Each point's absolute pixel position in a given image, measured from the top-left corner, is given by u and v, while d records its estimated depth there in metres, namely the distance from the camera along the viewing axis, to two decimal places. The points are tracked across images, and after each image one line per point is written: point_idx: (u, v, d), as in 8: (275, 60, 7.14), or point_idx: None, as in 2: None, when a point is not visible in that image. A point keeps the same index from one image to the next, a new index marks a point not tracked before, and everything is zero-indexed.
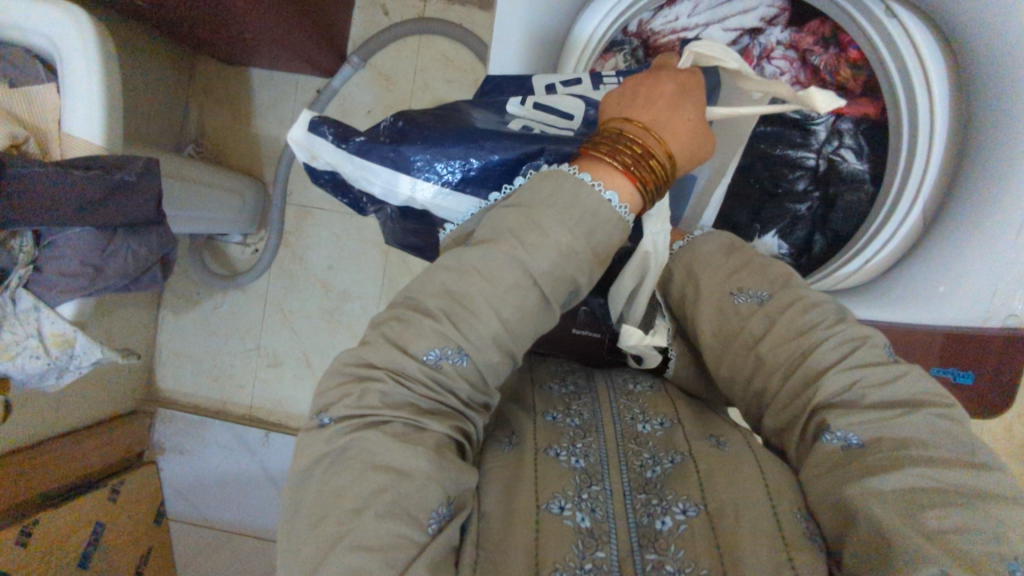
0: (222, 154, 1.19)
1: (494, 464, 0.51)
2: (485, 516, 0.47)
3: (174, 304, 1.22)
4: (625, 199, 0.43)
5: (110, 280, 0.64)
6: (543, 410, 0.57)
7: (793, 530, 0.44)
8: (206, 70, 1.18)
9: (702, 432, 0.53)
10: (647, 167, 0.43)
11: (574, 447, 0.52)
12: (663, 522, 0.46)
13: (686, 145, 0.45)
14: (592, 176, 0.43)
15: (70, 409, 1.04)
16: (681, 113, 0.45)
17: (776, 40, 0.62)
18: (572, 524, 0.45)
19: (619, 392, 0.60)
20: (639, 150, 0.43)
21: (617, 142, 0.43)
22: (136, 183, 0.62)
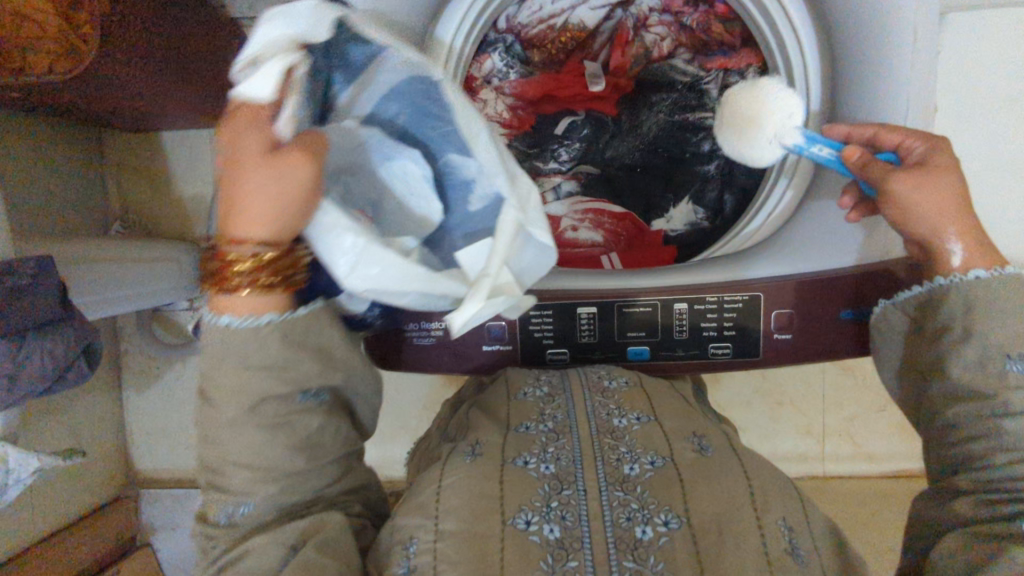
0: (151, 223, 1.17)
1: (456, 476, 0.52)
2: (443, 533, 0.48)
3: (135, 382, 1.20)
4: (246, 311, 0.44)
5: (30, 387, 0.62)
6: (517, 420, 0.59)
7: (775, 540, 0.47)
8: (115, 143, 1.15)
9: (682, 431, 0.57)
10: (225, 280, 0.43)
11: (545, 453, 0.54)
12: (643, 530, 0.47)
13: (252, 222, 0.42)
14: (217, 312, 0.44)
15: (47, 509, 1.02)
16: (238, 185, 0.41)
17: (648, 7, 0.62)
18: (539, 539, 0.47)
19: (593, 388, 0.61)
20: (219, 269, 0.43)
21: (208, 272, 0.44)
22: (33, 285, 0.60)
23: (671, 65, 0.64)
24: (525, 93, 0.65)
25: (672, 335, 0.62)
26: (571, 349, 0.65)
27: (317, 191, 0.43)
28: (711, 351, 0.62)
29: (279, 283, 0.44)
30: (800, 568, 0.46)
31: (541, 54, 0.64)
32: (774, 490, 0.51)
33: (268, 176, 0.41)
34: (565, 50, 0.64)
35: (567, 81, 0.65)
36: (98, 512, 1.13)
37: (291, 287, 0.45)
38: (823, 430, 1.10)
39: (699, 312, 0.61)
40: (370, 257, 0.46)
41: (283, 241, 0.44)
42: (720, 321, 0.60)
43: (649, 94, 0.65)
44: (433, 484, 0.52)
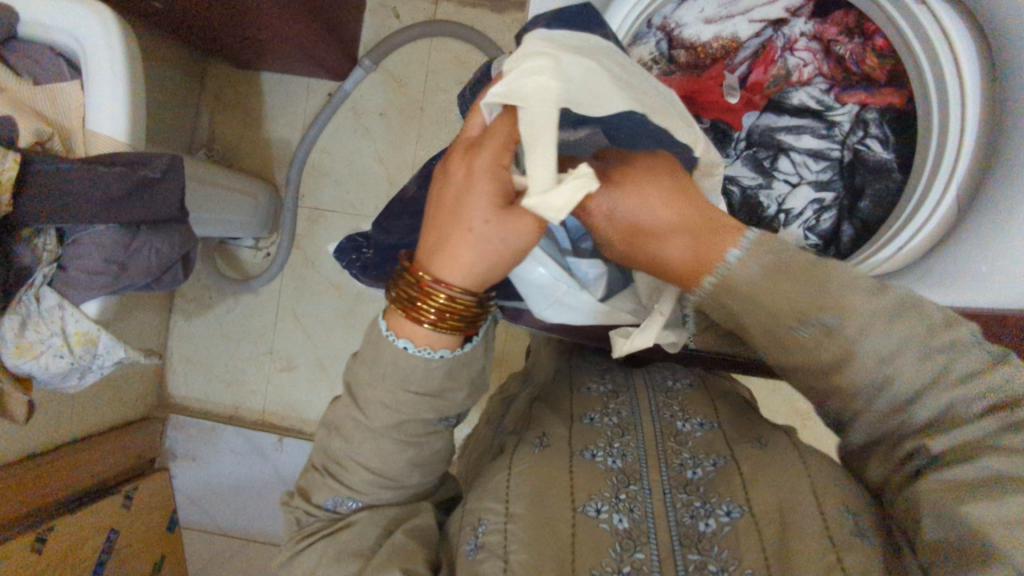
0: (235, 157, 1.19)
1: (524, 464, 0.53)
2: (513, 516, 0.49)
3: (185, 308, 1.21)
4: (424, 341, 0.45)
5: (133, 279, 0.64)
6: (581, 414, 0.59)
7: (839, 524, 0.45)
8: (217, 72, 1.18)
9: (745, 435, 0.55)
10: (416, 308, 0.43)
11: (611, 447, 0.54)
12: (706, 524, 0.48)
13: (471, 266, 0.41)
14: (397, 329, 0.45)
15: (84, 414, 1.03)
16: (461, 227, 0.40)
17: (800, 31, 0.63)
18: (609, 527, 0.48)
19: (658, 390, 0.62)
20: (415, 296, 0.43)
21: (403, 293, 0.44)
22: (160, 181, 0.62)
23: (802, 89, 0.65)
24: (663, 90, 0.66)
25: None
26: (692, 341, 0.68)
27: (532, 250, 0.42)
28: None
29: (462, 326, 0.44)
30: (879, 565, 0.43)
31: (688, 56, 0.65)
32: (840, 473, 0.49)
33: (497, 234, 0.40)
34: (712, 57, 0.65)
35: (707, 85, 0.65)
36: (125, 427, 1.13)
37: (473, 328, 0.45)
38: None
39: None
40: (563, 302, 0.50)
41: (485, 286, 0.43)
42: None
43: (765, 115, 0.67)
44: (503, 471, 0.53)
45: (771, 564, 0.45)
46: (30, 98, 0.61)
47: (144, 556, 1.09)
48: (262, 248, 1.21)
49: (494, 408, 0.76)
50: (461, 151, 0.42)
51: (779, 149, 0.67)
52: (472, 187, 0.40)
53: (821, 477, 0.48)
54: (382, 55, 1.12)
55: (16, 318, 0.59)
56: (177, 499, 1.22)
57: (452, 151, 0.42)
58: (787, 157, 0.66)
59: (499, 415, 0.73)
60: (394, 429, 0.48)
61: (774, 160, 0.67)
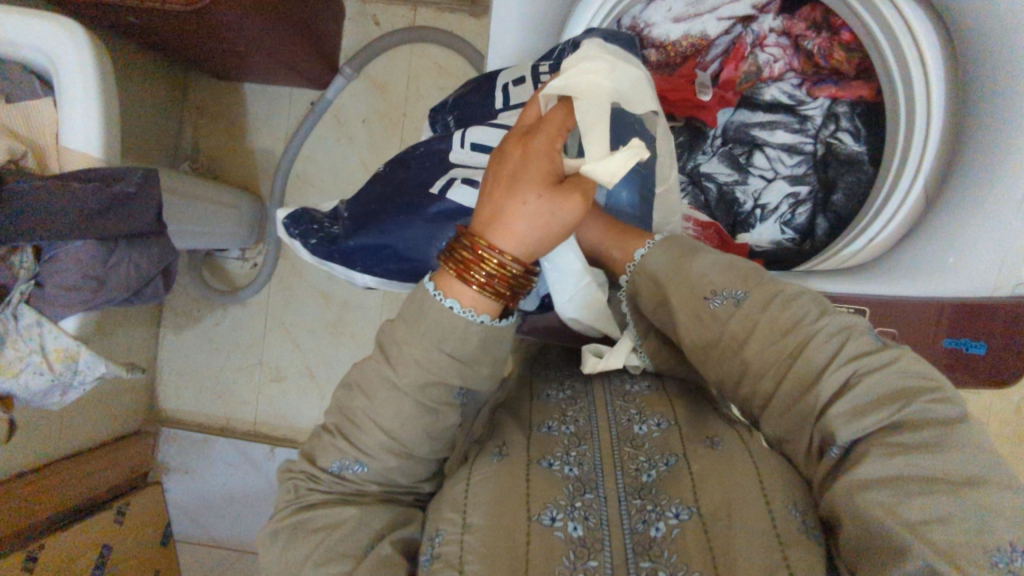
0: (219, 169, 1.19)
1: (480, 475, 0.52)
2: (470, 527, 0.48)
3: (174, 321, 1.21)
4: (470, 303, 0.45)
5: (112, 294, 0.64)
6: (539, 422, 0.58)
7: (787, 521, 0.45)
8: (199, 85, 1.18)
9: (699, 434, 0.54)
10: (467, 269, 0.44)
11: (568, 456, 0.54)
12: (657, 528, 0.48)
13: (528, 234, 0.43)
14: (443, 290, 0.45)
15: (75, 430, 1.03)
16: (519, 197, 0.42)
17: (769, 27, 0.63)
18: (563, 536, 0.47)
19: (617, 394, 0.62)
20: (469, 256, 0.43)
21: (455, 254, 0.44)
22: (136, 195, 0.62)
23: (773, 84, 0.65)
24: None
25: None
26: None
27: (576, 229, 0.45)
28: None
29: (511, 294, 0.44)
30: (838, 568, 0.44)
31: (659, 54, 0.65)
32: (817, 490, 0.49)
33: (552, 207, 0.42)
34: (682, 55, 0.66)
35: (678, 84, 0.65)
36: (117, 441, 1.13)
37: (518, 298, 0.46)
38: None
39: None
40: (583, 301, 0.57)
41: (535, 257, 0.44)
42: None
43: (738, 112, 0.67)
44: (461, 482, 0.52)
45: (719, 564, 0.44)
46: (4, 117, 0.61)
47: (139, 571, 1.09)
48: (249, 259, 1.21)
49: None
50: (518, 135, 0.45)
51: (754, 145, 0.67)
52: (532, 161, 0.43)
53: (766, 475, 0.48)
54: (362, 63, 1.13)
55: None
56: (171, 512, 1.21)
57: (506, 136, 0.46)
58: (761, 153, 0.67)
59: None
60: (420, 391, 0.46)
61: (749, 156, 0.68)
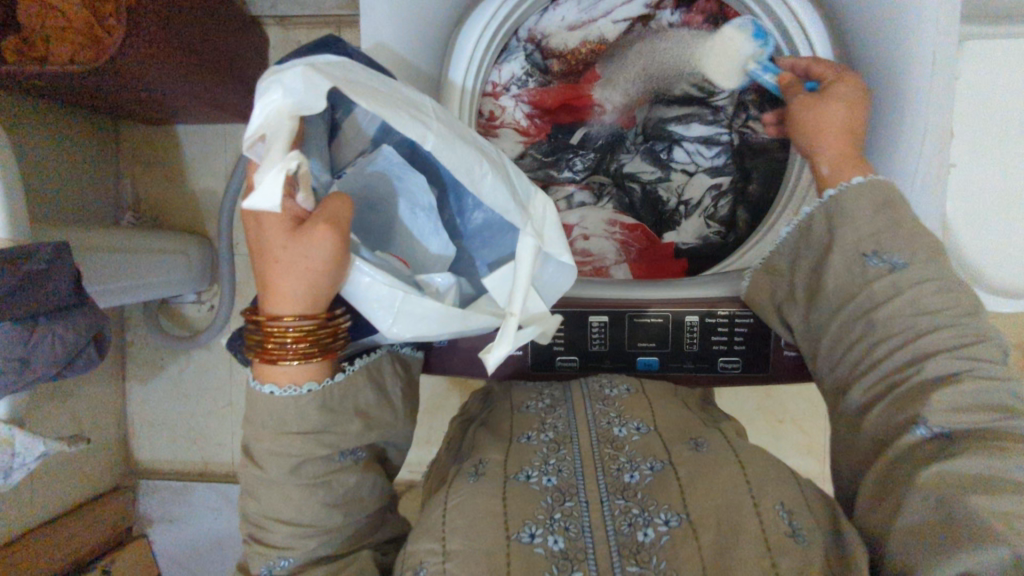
0: (162, 216, 1.18)
1: (460, 495, 0.53)
2: (450, 554, 0.49)
3: (138, 372, 1.20)
4: (287, 381, 0.49)
5: (39, 372, 0.63)
6: (518, 433, 0.60)
7: (775, 525, 0.48)
8: (130, 132, 1.16)
9: (681, 435, 0.57)
10: (268, 356, 0.47)
11: (546, 465, 0.56)
12: (645, 533, 0.49)
13: (304, 296, 0.45)
14: (264, 380, 0.49)
15: (46, 495, 1.03)
16: (272, 266, 0.44)
17: (668, 23, 0.63)
18: (544, 551, 0.49)
19: (595, 397, 0.62)
20: (262, 344, 0.47)
21: (252, 348, 0.48)
22: (47, 273, 0.61)
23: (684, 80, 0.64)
24: (542, 102, 0.65)
25: (681, 348, 0.64)
26: (581, 357, 0.66)
27: (343, 265, 0.45)
28: (720, 366, 0.64)
29: (317, 353, 0.48)
30: (801, 550, 0.46)
31: (561, 63, 0.64)
32: (769, 475, 0.51)
33: (296, 257, 0.43)
34: (586, 61, 0.64)
35: (584, 91, 0.65)
36: (93, 501, 1.12)
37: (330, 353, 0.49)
38: (825, 449, 1.11)
39: (710, 325, 0.63)
40: (406, 309, 0.48)
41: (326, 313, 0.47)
42: (731, 335, 0.63)
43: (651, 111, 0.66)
44: (439, 507, 0.53)
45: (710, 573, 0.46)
46: None
47: None
48: (206, 301, 1.20)
49: (451, 435, 0.75)
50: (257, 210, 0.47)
51: (671, 140, 0.66)
52: (264, 232, 0.44)
53: (756, 478, 0.51)
54: None
55: None
56: (163, 562, 1.22)
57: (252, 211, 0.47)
58: (680, 148, 0.66)
59: (457, 440, 0.72)
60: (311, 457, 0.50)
61: (669, 152, 0.66)
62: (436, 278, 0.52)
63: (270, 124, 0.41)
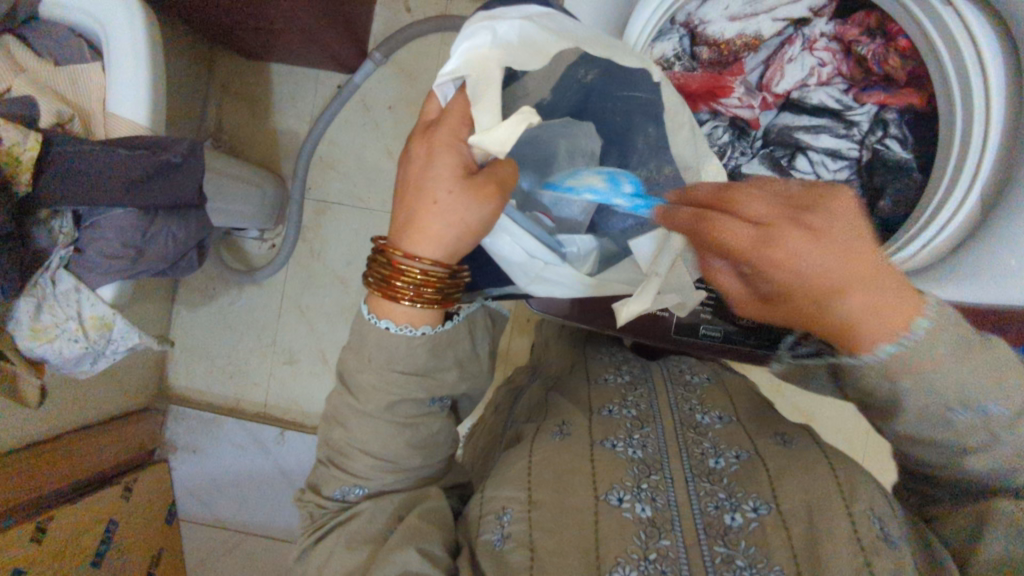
0: (242, 148, 1.18)
1: (544, 452, 0.55)
2: (535, 504, 0.51)
3: (188, 299, 1.20)
4: (404, 320, 0.47)
5: (150, 263, 0.64)
6: (600, 404, 0.62)
7: (868, 526, 0.46)
8: (226, 62, 1.17)
9: (766, 431, 0.58)
10: (390, 291, 0.45)
11: (631, 438, 0.56)
12: (732, 517, 0.49)
13: (446, 241, 0.42)
14: (377, 314, 0.47)
15: (87, 402, 1.02)
16: (427, 201, 0.42)
17: (821, 31, 0.64)
18: (632, 516, 0.49)
19: (676, 383, 0.67)
20: (387, 279, 0.44)
21: (374, 279, 0.45)
22: (181, 165, 0.61)
23: (824, 89, 0.65)
24: (685, 86, 0.66)
25: None
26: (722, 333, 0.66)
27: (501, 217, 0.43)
28: None
29: (439, 302, 0.45)
30: (893, 549, 0.45)
31: (712, 52, 0.65)
32: (860, 477, 0.50)
33: (461, 203, 0.41)
34: (735, 54, 0.65)
35: (729, 84, 0.65)
36: (126, 418, 1.12)
37: (448, 303, 0.47)
38: None
39: None
40: (546, 274, 0.49)
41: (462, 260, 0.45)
42: None
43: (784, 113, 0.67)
44: (523, 459, 0.55)
45: (800, 563, 0.46)
46: (51, 80, 0.61)
47: (144, 548, 1.08)
48: (268, 240, 1.20)
49: (505, 401, 0.79)
50: (421, 131, 0.44)
51: (797, 148, 0.67)
52: (431, 164, 0.42)
53: (842, 472, 0.50)
54: (393, 49, 1.12)
55: (33, 302, 0.59)
56: (176, 491, 1.21)
57: (414, 132, 0.45)
58: (804, 156, 0.67)
59: (508, 407, 0.77)
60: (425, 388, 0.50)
61: (791, 159, 0.67)
62: (574, 244, 0.51)
63: (476, 61, 0.41)
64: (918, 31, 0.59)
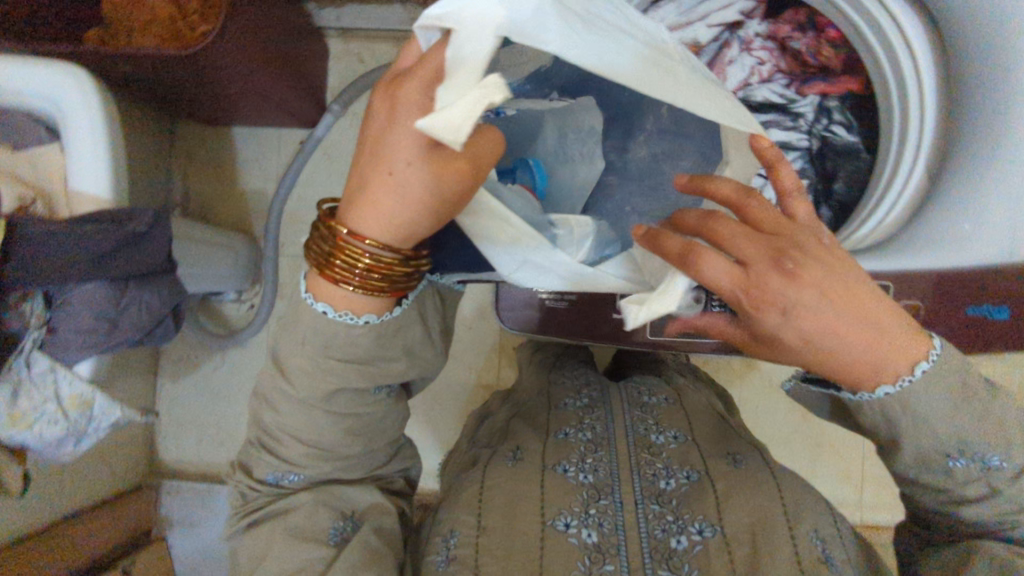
0: (211, 213, 1.19)
1: (499, 476, 0.63)
2: (484, 530, 0.57)
3: (172, 369, 1.19)
4: (345, 306, 0.45)
5: (124, 335, 0.63)
6: (557, 428, 0.70)
7: (806, 551, 0.55)
8: (187, 132, 1.19)
9: (717, 451, 0.66)
10: (332, 270, 0.43)
11: (583, 463, 0.63)
12: (678, 540, 0.57)
13: (398, 222, 0.41)
14: (319, 296, 0.46)
15: (76, 487, 1.00)
16: (381, 171, 0.40)
17: (755, 32, 0.66)
18: (578, 541, 0.57)
19: (634, 405, 0.73)
20: (329, 255, 0.43)
21: (316, 255, 0.44)
22: (148, 234, 0.61)
23: (766, 87, 0.68)
24: None
25: None
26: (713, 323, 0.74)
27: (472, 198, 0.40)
28: None
29: (385, 288, 0.44)
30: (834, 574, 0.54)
31: None
32: (805, 506, 0.59)
33: (417, 177, 0.38)
34: None
35: None
36: (118, 499, 1.09)
37: (398, 291, 0.45)
38: (861, 476, 1.11)
39: None
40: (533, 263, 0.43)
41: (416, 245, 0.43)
42: None
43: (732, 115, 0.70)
44: (477, 485, 0.62)
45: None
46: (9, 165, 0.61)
47: None
48: (246, 300, 1.19)
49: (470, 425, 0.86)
50: (389, 88, 0.41)
51: None
52: (400, 128, 0.39)
53: (789, 505, 0.59)
54: (348, 100, 1.13)
55: (8, 388, 0.58)
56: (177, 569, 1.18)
57: (379, 84, 0.42)
58: None
59: (472, 433, 0.82)
60: None
61: None
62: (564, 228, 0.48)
63: (471, 18, 0.34)
64: (848, 25, 0.61)
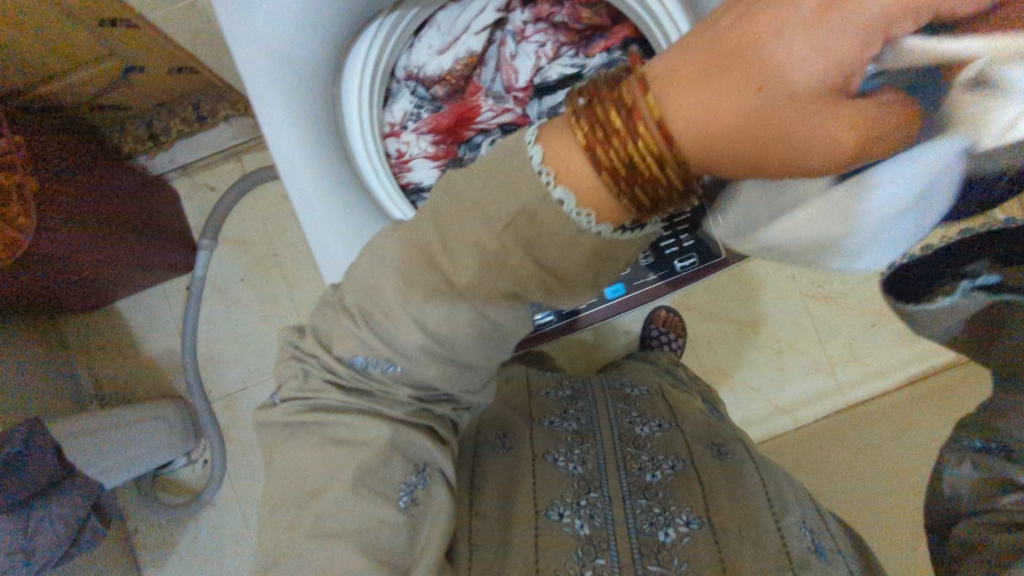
0: (129, 391, 1.16)
1: (491, 464, 0.65)
2: (477, 513, 0.59)
3: (152, 558, 1.14)
4: (587, 202, 0.35)
5: (46, 553, 0.69)
6: (543, 417, 0.75)
7: (796, 539, 0.58)
8: (74, 326, 1.16)
9: (703, 443, 0.72)
10: (604, 140, 0.33)
11: (571, 454, 0.68)
12: (666, 533, 0.60)
13: (708, 125, 0.32)
14: (540, 139, 0.36)
15: None
16: (754, 70, 0.31)
17: (522, 21, 0.68)
18: (570, 530, 0.59)
19: (618, 399, 0.83)
20: (608, 133, 0.33)
21: (593, 111, 0.33)
22: (23, 456, 0.66)
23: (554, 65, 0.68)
24: (440, 126, 0.68)
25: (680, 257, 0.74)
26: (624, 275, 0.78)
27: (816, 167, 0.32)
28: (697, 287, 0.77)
29: (631, 202, 0.34)
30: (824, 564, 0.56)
31: (444, 87, 0.67)
32: (790, 498, 0.64)
33: (807, 113, 0.30)
34: (463, 78, 0.68)
35: (474, 104, 0.68)
36: None
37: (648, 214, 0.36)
38: (829, 363, 1.12)
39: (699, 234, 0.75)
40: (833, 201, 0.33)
41: (707, 170, 0.34)
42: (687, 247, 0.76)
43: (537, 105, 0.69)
44: (467, 472, 0.64)
45: (720, 549, 0.57)
46: None
47: None
48: (197, 459, 1.16)
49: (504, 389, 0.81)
50: None
51: None
52: (763, 29, 0.30)
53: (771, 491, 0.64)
54: (215, 231, 1.13)
55: None
56: None
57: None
58: None
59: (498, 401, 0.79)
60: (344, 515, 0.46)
61: None
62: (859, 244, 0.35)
63: None
64: None
